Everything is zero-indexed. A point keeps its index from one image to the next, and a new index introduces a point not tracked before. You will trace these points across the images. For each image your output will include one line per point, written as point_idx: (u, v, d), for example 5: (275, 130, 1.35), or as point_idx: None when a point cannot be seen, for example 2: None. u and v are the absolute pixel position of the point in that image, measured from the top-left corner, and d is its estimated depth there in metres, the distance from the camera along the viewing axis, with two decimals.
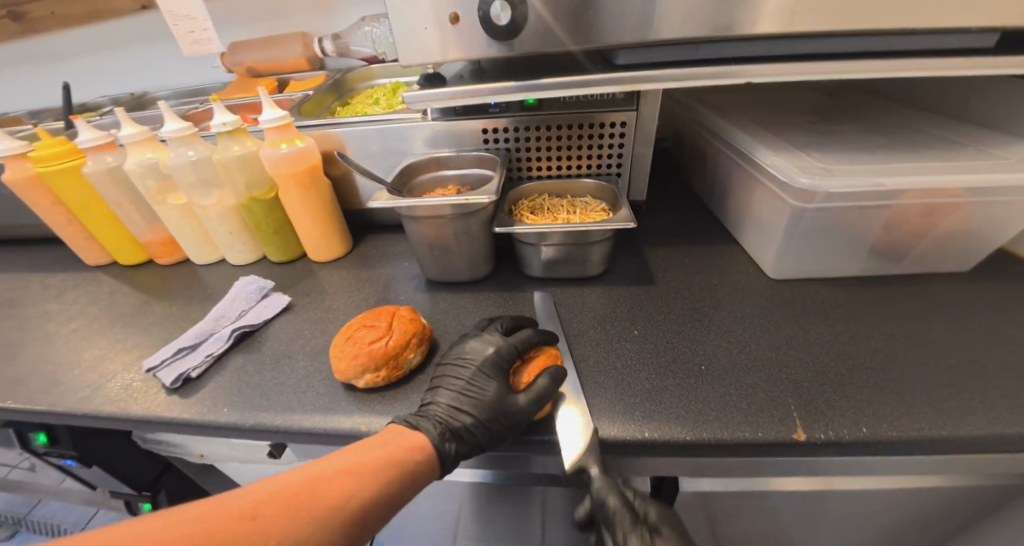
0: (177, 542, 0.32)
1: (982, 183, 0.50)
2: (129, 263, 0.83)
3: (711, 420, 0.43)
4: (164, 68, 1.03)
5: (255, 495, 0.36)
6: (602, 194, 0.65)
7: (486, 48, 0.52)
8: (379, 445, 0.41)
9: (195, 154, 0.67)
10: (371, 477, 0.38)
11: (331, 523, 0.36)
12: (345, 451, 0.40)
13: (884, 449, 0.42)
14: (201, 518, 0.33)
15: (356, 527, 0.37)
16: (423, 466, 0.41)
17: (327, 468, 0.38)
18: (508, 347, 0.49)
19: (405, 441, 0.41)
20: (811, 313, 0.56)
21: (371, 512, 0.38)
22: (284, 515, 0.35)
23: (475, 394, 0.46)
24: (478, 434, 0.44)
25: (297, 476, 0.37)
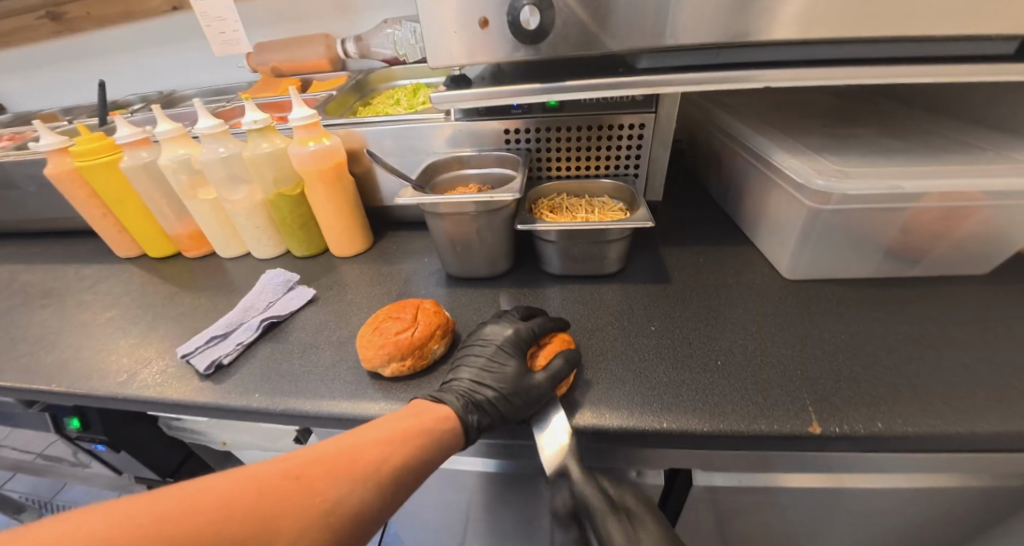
0: (239, 496, 0.35)
1: (999, 186, 0.51)
2: (158, 256, 0.85)
3: (727, 413, 0.45)
4: (192, 68, 1.07)
5: (301, 457, 0.38)
6: (620, 194, 0.66)
7: (512, 51, 0.54)
8: (408, 416, 0.44)
9: (227, 150, 0.69)
10: (405, 443, 0.41)
11: (373, 483, 0.39)
12: (378, 422, 0.43)
13: (898, 444, 0.43)
14: (254, 478, 0.36)
15: (392, 487, 0.40)
16: (450, 436, 0.44)
17: (367, 435, 0.41)
18: (526, 331, 0.52)
19: (432, 412, 0.44)
20: (827, 313, 0.57)
21: (406, 475, 0.40)
22: (333, 473, 0.38)
23: (496, 372, 0.49)
24: (499, 408, 0.46)
25: (338, 442, 0.40)
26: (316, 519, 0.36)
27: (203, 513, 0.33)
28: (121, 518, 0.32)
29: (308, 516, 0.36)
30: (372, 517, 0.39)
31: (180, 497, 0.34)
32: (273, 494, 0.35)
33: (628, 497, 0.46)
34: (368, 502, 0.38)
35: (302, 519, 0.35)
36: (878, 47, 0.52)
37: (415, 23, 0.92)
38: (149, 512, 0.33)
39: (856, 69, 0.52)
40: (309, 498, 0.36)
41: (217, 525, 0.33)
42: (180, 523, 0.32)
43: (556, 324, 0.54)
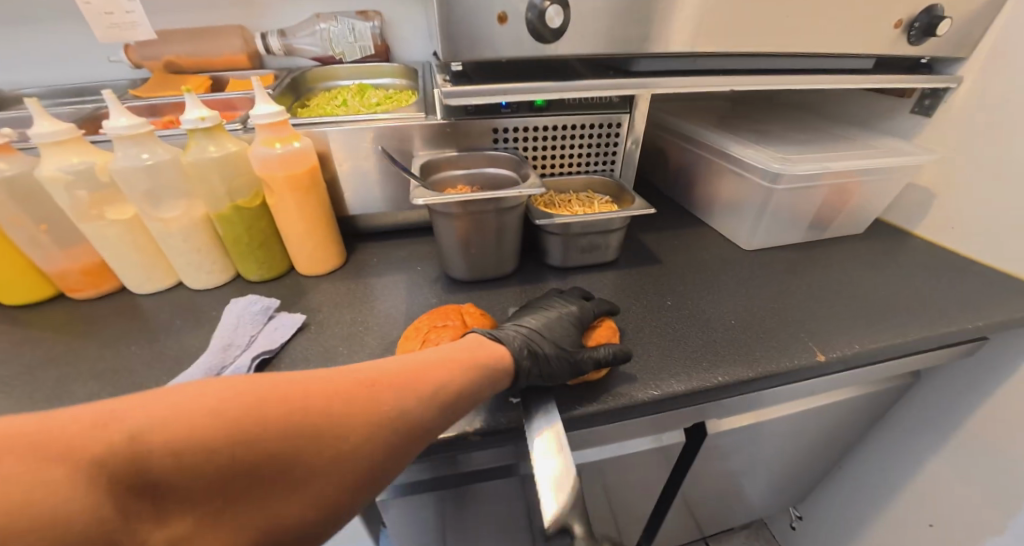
0: (309, 395, 0.31)
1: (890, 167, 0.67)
2: (22, 304, 0.63)
3: (759, 358, 0.52)
4: (29, 58, 0.81)
5: (366, 371, 0.35)
6: (604, 188, 0.72)
7: (529, 49, 0.52)
8: (466, 349, 0.41)
9: (151, 156, 0.55)
10: (465, 369, 0.39)
11: (435, 403, 0.36)
12: (437, 348, 0.40)
13: (873, 357, 0.54)
14: (325, 380, 0.33)
15: (450, 409, 0.37)
16: (503, 372, 0.42)
17: (430, 358, 0.38)
18: (589, 310, 0.54)
19: (488, 348, 0.42)
20: (785, 271, 0.69)
21: (462, 402, 0.38)
22: (398, 387, 0.35)
23: (559, 332, 0.49)
24: (552, 363, 0.45)
25: (401, 361, 0.37)
26: (374, 430, 0.32)
27: (273, 406, 0.29)
28: (196, 387, 0.28)
29: (370, 425, 0.32)
30: (426, 437, 0.35)
31: (252, 381, 0.30)
32: (339, 398, 0.32)
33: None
34: (426, 421, 0.35)
35: (365, 427, 0.32)
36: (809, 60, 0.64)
37: (353, 20, 0.85)
38: (215, 387, 0.28)
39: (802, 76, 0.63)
40: (376, 408, 0.33)
41: (285, 420, 0.29)
42: (255, 406, 0.29)
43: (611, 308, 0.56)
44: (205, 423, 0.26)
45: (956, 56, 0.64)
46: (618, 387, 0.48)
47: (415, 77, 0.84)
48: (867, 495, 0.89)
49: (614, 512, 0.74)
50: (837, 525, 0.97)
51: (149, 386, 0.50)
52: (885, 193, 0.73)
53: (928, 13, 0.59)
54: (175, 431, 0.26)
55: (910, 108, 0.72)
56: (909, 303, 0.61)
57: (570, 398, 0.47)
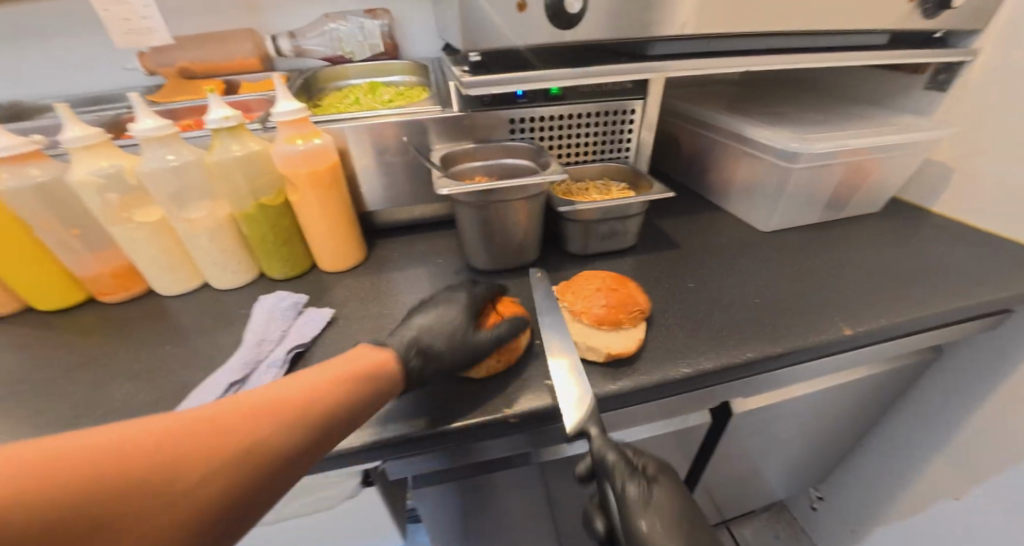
0: (213, 427, 0.33)
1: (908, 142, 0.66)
2: (54, 309, 0.64)
3: (786, 334, 0.52)
4: (47, 69, 0.83)
5: (247, 399, 0.35)
6: (620, 174, 0.72)
7: (546, 37, 0.52)
8: (345, 362, 0.41)
9: (178, 157, 0.56)
10: (367, 381, 0.40)
11: (341, 419, 0.38)
12: (318, 365, 0.40)
13: (900, 330, 0.55)
14: (174, 419, 0.32)
15: (322, 429, 0.37)
16: (383, 379, 0.41)
17: (342, 372, 0.39)
18: (477, 293, 0.52)
19: (370, 357, 0.42)
20: (805, 251, 0.69)
21: (337, 419, 0.37)
22: (304, 408, 0.36)
23: (441, 324, 0.47)
24: (441, 359, 0.45)
25: (271, 386, 0.37)
26: (238, 461, 0.32)
27: (123, 453, 0.29)
28: (110, 435, 0.30)
29: (219, 459, 0.31)
30: (287, 463, 0.34)
31: (111, 430, 0.30)
32: (188, 437, 0.31)
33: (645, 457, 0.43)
34: (300, 445, 0.35)
35: (211, 465, 0.31)
36: (823, 38, 0.64)
37: (362, 19, 0.85)
38: (75, 439, 0.29)
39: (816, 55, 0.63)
40: (280, 433, 0.34)
41: (135, 465, 0.29)
42: (160, 451, 0.30)
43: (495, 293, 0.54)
44: (58, 477, 0.27)
45: (971, 28, 0.64)
46: (649, 364, 0.48)
47: (426, 73, 0.84)
48: (891, 474, 0.89)
49: None
50: (862, 506, 0.97)
51: (185, 383, 0.50)
52: (902, 169, 0.72)
53: None
54: (84, 486, 0.28)
55: (924, 83, 0.72)
56: (933, 278, 0.61)
57: (602, 375, 0.47)
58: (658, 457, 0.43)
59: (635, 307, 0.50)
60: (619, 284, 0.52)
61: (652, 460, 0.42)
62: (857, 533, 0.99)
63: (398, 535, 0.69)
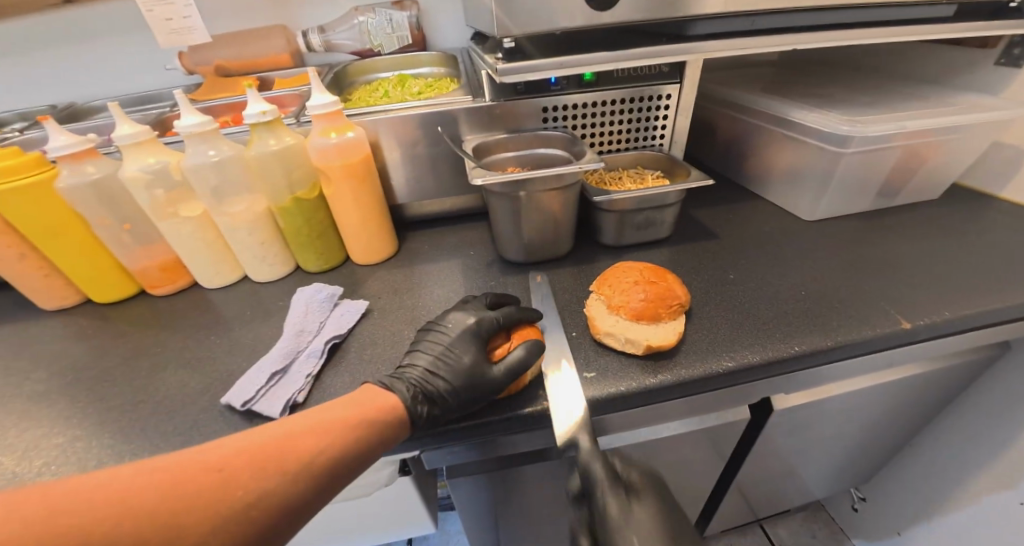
0: (222, 469, 0.34)
1: (973, 121, 0.61)
2: (109, 302, 0.67)
3: (838, 327, 0.50)
4: (95, 72, 0.86)
5: (258, 438, 0.36)
6: (655, 162, 0.70)
7: (582, 20, 0.51)
8: (350, 405, 0.40)
9: (219, 153, 0.57)
10: (376, 424, 0.39)
11: (345, 465, 0.37)
12: (320, 409, 0.39)
13: (964, 323, 0.51)
14: (174, 467, 0.33)
15: (325, 479, 0.36)
16: (394, 422, 0.40)
17: (352, 413, 0.39)
18: (488, 321, 0.48)
19: (379, 399, 0.41)
20: (854, 240, 0.65)
21: (339, 468, 0.37)
22: (309, 453, 0.36)
23: (451, 361, 0.45)
24: (447, 401, 0.43)
25: (270, 431, 0.37)
26: (232, 515, 0.33)
27: (126, 504, 0.31)
28: (127, 474, 0.32)
29: (217, 513, 0.32)
30: (293, 513, 0.35)
31: (118, 478, 0.32)
32: (181, 490, 0.32)
33: (634, 472, 0.43)
34: (298, 498, 0.35)
35: (208, 518, 0.32)
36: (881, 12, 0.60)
37: (391, 11, 0.85)
38: (85, 489, 0.31)
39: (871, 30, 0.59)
40: (283, 479, 0.35)
41: (130, 519, 0.30)
42: (168, 492, 0.32)
43: (524, 315, 0.49)
44: (65, 528, 0.29)
45: None
46: (691, 357, 0.47)
47: (455, 63, 0.83)
48: (941, 476, 0.84)
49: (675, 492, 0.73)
50: (909, 508, 0.92)
51: (230, 373, 0.52)
52: (964, 152, 0.67)
53: None
54: (90, 527, 0.29)
55: (993, 59, 0.66)
56: (999, 269, 0.57)
57: (641, 367, 0.45)
58: (652, 471, 0.44)
59: (675, 306, 0.48)
60: (657, 275, 0.50)
61: (639, 474, 0.43)
62: (901, 535, 0.95)
63: (430, 523, 0.70)
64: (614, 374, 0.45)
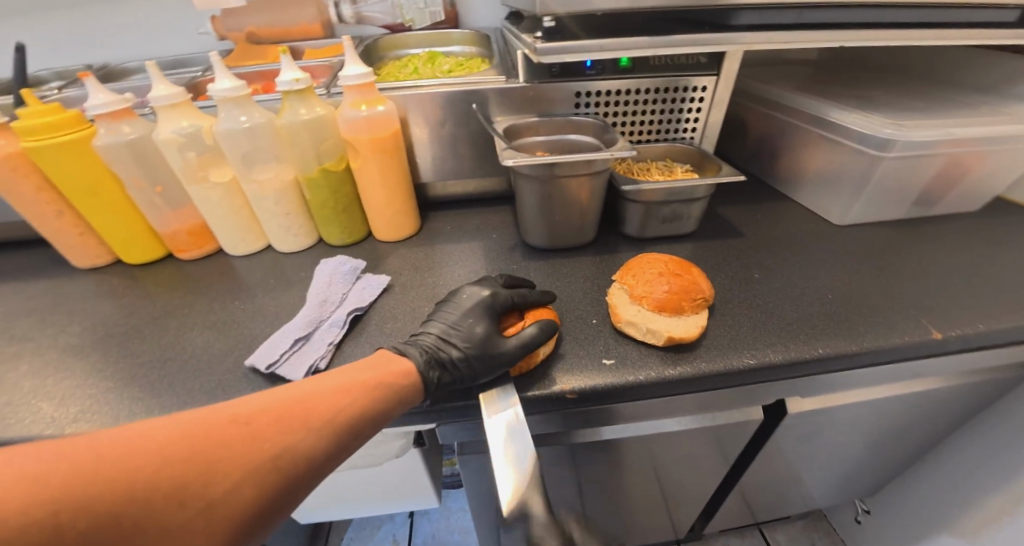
0: (245, 426, 0.34)
1: (1023, 131, 0.59)
2: (140, 262, 0.68)
3: (865, 333, 0.49)
4: (131, 35, 0.87)
5: (278, 397, 0.37)
6: (685, 155, 0.68)
7: (627, 2, 0.49)
8: (368, 369, 0.41)
9: (251, 119, 0.57)
10: (394, 387, 0.40)
11: (364, 425, 0.38)
12: (339, 371, 0.40)
13: (996, 338, 0.49)
14: (202, 422, 0.34)
15: (347, 437, 0.37)
16: (411, 388, 0.41)
17: (370, 377, 0.40)
18: (504, 296, 0.48)
19: (396, 365, 0.41)
20: (885, 248, 0.64)
21: (361, 428, 0.38)
22: (328, 413, 0.37)
23: (465, 331, 0.45)
24: (461, 368, 0.43)
25: (292, 390, 0.37)
26: (262, 467, 0.34)
27: (159, 455, 0.31)
28: (154, 429, 0.32)
29: (244, 466, 0.33)
30: (317, 469, 0.36)
31: (150, 430, 0.32)
32: (212, 443, 0.33)
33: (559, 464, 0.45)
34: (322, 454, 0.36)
35: (239, 471, 0.33)
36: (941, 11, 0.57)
37: None
38: (120, 440, 0.31)
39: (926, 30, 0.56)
40: (305, 436, 0.35)
41: (163, 470, 0.31)
42: (195, 448, 0.32)
43: (536, 298, 0.50)
44: (101, 479, 0.29)
45: None
46: (712, 353, 0.46)
47: (486, 43, 0.82)
48: (951, 493, 0.82)
49: (679, 487, 0.73)
50: (915, 523, 0.91)
51: (253, 338, 0.53)
52: (1009, 163, 0.64)
53: None
54: (123, 477, 0.30)
55: None
56: None
57: (660, 358, 0.45)
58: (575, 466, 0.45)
59: (699, 296, 0.47)
60: (683, 268, 0.49)
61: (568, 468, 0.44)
62: None
63: (434, 498, 0.72)
64: (634, 363, 0.44)
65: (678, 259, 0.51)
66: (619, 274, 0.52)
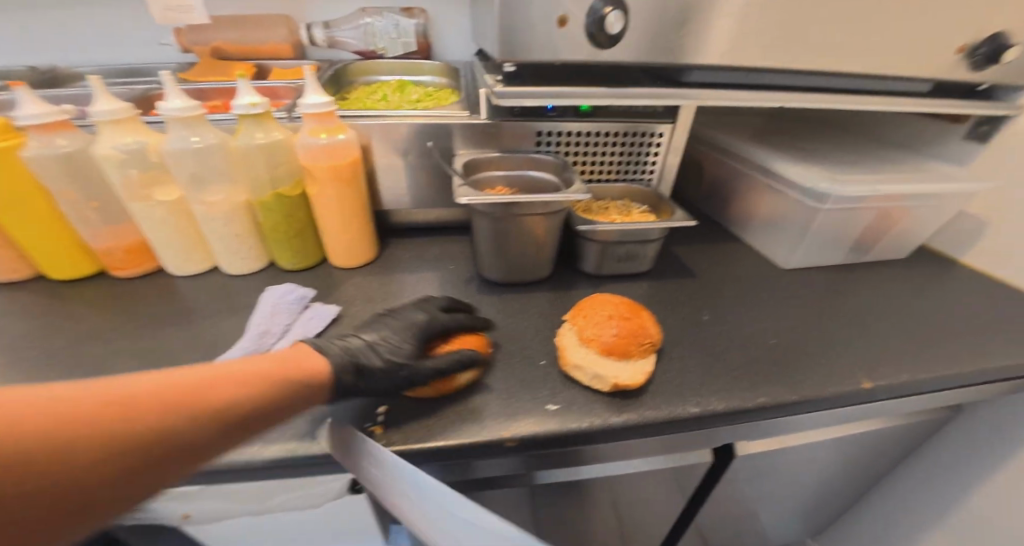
0: (120, 406, 0.30)
1: (942, 190, 0.64)
2: (67, 278, 0.64)
3: (803, 382, 0.50)
4: (86, 40, 0.84)
5: (167, 378, 0.33)
6: (643, 197, 0.71)
7: (583, 55, 0.51)
8: (277, 361, 0.39)
9: (203, 140, 0.56)
10: (302, 383, 0.38)
11: (262, 420, 0.35)
12: (244, 361, 0.37)
13: (920, 387, 0.52)
14: (65, 400, 0.29)
15: (240, 430, 0.34)
16: (318, 387, 0.39)
17: (276, 370, 0.38)
18: (441, 320, 0.49)
19: (308, 363, 0.40)
20: (824, 293, 0.67)
21: (258, 423, 0.35)
22: (224, 399, 0.34)
23: (394, 346, 0.45)
24: (376, 378, 0.42)
25: (185, 374, 0.34)
26: (136, 462, 0.30)
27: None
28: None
29: (110, 452, 0.29)
30: (195, 463, 0.32)
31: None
32: (73, 424, 0.28)
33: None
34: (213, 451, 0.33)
35: (102, 456, 0.29)
36: (868, 80, 0.62)
37: (398, 16, 0.85)
38: None
39: (856, 98, 0.61)
40: (191, 422, 0.32)
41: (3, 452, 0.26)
42: (50, 427, 0.28)
43: (469, 323, 0.51)
44: None
45: (1017, 84, 0.62)
46: (656, 399, 0.46)
47: (457, 76, 0.84)
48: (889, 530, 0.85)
49: (630, 527, 0.72)
50: None
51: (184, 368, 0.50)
52: (931, 218, 0.70)
53: (992, 41, 0.56)
54: None
55: (963, 134, 0.70)
56: (956, 335, 0.59)
57: (606, 405, 0.45)
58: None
59: (646, 340, 0.48)
60: (633, 312, 0.50)
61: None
62: None
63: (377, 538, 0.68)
64: (579, 409, 0.44)
65: (630, 303, 0.51)
66: (572, 315, 0.52)
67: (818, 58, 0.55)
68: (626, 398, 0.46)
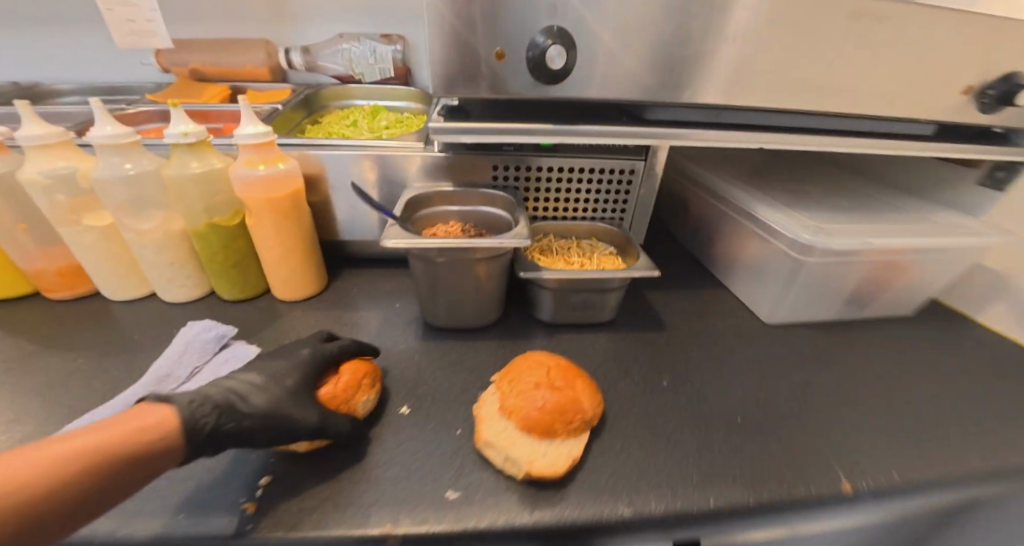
0: None
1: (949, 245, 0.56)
2: (6, 298, 0.63)
3: (767, 480, 0.42)
4: (74, 59, 0.86)
5: None
6: (611, 238, 0.65)
7: (526, 90, 0.47)
8: (100, 430, 0.33)
9: (134, 167, 0.54)
10: (142, 446, 0.33)
11: (97, 496, 0.31)
12: (56, 438, 0.31)
13: (912, 490, 0.44)
14: None
15: (67, 517, 0.30)
16: (165, 445, 0.35)
17: (101, 438, 0.32)
18: (328, 350, 0.46)
19: (143, 422, 0.35)
20: (809, 357, 0.59)
21: (92, 502, 0.31)
22: (30, 492, 0.28)
23: (273, 387, 0.41)
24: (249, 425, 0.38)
25: None
26: None
27: None
28: None
29: None
30: None
31: None
32: None
33: None
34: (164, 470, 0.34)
35: None
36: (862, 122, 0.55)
37: (376, 42, 0.83)
38: None
39: (844, 139, 0.55)
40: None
41: None
42: None
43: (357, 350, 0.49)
44: None
45: None
46: (581, 489, 0.40)
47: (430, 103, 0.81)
48: None
49: None
50: None
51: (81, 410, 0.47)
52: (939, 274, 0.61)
53: (1004, 82, 0.49)
54: None
55: (975, 178, 0.62)
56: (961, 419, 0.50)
57: (519, 499, 0.38)
58: None
59: (578, 414, 0.41)
60: (566, 380, 0.43)
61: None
62: None
63: None
64: (485, 497, 0.38)
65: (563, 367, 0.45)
66: (502, 379, 0.46)
67: (795, 101, 0.49)
68: (545, 487, 0.39)
